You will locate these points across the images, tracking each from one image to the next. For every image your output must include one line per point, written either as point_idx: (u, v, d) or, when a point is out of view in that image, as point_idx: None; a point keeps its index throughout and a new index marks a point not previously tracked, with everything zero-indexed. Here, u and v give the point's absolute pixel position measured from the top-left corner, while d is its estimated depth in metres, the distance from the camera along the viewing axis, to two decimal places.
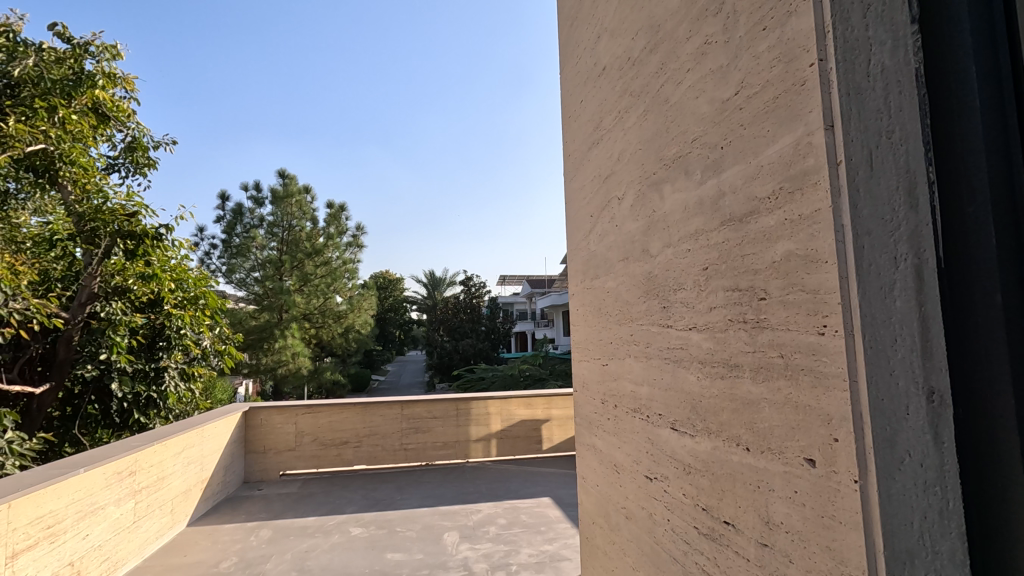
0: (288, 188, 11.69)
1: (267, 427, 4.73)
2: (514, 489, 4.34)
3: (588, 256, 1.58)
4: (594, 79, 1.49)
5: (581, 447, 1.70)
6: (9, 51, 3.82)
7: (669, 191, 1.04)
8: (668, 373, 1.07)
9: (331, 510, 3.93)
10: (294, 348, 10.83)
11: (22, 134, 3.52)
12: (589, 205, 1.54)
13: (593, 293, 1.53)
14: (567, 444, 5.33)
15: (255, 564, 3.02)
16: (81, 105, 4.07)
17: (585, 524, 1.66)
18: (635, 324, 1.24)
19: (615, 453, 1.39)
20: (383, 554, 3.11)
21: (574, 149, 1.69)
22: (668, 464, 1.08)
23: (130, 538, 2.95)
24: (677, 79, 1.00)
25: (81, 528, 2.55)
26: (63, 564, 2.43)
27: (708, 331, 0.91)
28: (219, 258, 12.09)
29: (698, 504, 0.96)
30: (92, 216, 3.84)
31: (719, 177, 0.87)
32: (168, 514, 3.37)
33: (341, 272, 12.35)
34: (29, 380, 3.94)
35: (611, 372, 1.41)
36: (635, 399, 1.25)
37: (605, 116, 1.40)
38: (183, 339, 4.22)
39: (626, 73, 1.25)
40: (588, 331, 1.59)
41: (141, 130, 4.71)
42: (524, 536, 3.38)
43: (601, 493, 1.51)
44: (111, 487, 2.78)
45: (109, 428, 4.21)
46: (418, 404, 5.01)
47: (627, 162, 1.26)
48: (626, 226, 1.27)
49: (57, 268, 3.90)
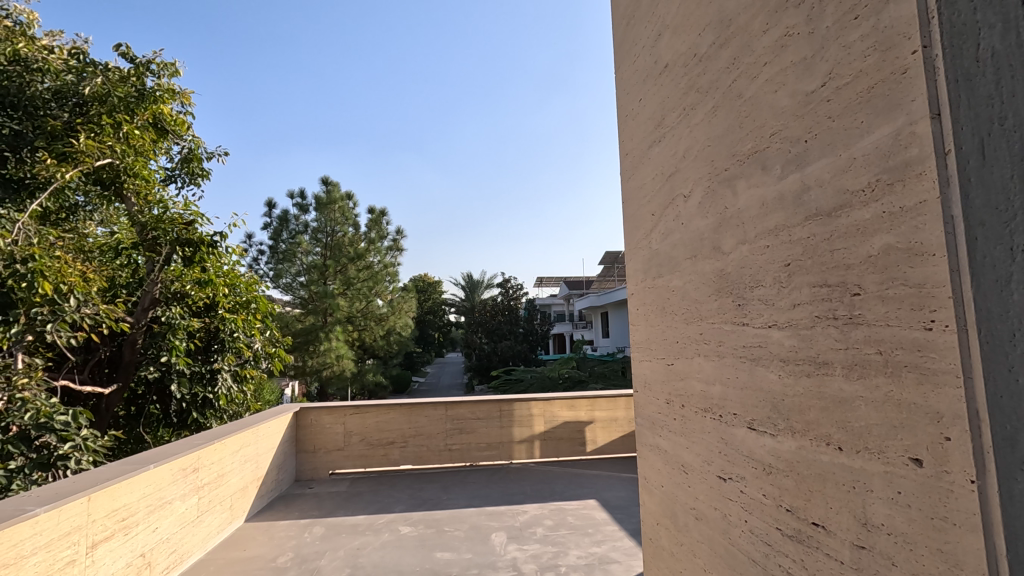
0: (331, 195, 12.02)
1: (318, 426, 4.86)
2: (560, 491, 4.32)
3: (650, 254, 1.57)
4: (654, 77, 1.48)
5: (642, 447, 1.69)
6: (78, 71, 4.12)
7: (744, 186, 1.03)
8: (744, 372, 1.06)
9: (381, 508, 4.01)
10: (338, 350, 11.06)
11: (91, 150, 3.78)
12: (651, 204, 1.53)
13: (656, 292, 1.52)
14: (611, 447, 5.27)
15: (310, 560, 3.11)
16: (143, 120, 4.29)
17: (648, 525, 1.65)
18: (704, 322, 1.22)
19: (682, 454, 1.37)
20: (433, 554, 3.15)
21: (631, 147, 1.69)
22: (745, 465, 1.07)
23: (194, 532, 3.09)
24: (751, 74, 0.99)
25: (151, 522, 2.69)
26: (136, 556, 2.57)
27: (792, 328, 0.90)
28: (267, 263, 12.55)
29: (781, 505, 0.95)
30: (153, 225, 4.02)
31: (803, 170, 0.85)
32: (228, 510, 3.51)
33: (382, 276, 12.63)
34: (97, 381, 4.14)
35: (676, 371, 1.39)
36: (705, 398, 1.23)
37: (668, 113, 1.38)
38: (236, 341, 4.40)
39: (692, 69, 1.24)
40: (650, 330, 1.57)
41: (196, 143, 4.89)
42: (572, 538, 3.36)
43: (666, 494, 1.49)
44: (177, 483, 2.92)
45: (169, 427, 4.47)
46: (462, 405, 5.07)
47: (693, 159, 1.25)
48: (693, 223, 1.26)
49: (122, 275, 4.15)
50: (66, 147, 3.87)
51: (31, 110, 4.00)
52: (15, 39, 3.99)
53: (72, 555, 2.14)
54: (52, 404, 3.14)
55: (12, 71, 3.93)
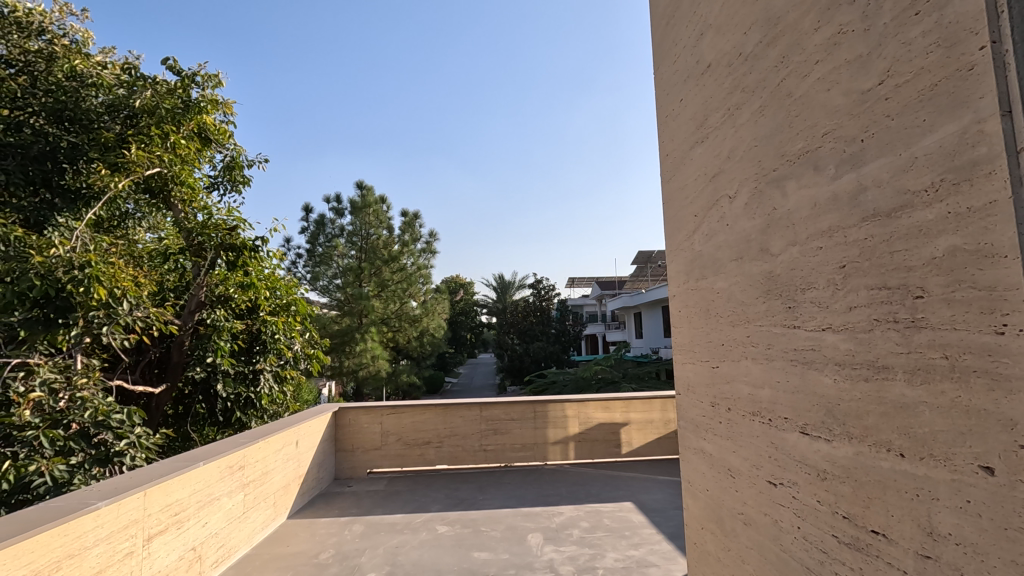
0: (366, 199, 12.31)
1: (356, 426, 4.97)
2: (595, 493, 4.30)
3: (693, 256, 1.55)
4: (697, 77, 1.46)
5: (685, 450, 1.68)
6: (130, 85, 4.31)
7: (794, 187, 1.01)
8: (796, 376, 1.04)
9: (418, 508, 4.07)
10: (373, 351, 11.23)
11: (141, 160, 3.94)
12: (693, 205, 1.52)
13: (699, 295, 1.50)
14: (647, 448, 5.20)
15: (351, 557, 3.18)
16: (188, 130, 4.45)
17: (693, 529, 1.64)
18: (752, 325, 1.20)
19: (729, 457, 1.35)
20: (470, 553, 3.19)
21: (672, 148, 1.67)
22: (797, 470, 1.05)
23: (240, 527, 3.21)
24: (802, 73, 0.97)
25: (201, 517, 2.80)
26: (188, 549, 2.68)
27: (847, 331, 0.88)
28: (305, 266, 12.90)
29: (837, 511, 0.92)
30: (198, 231, 4.18)
31: (859, 170, 0.84)
32: (271, 507, 3.62)
33: (415, 278, 12.82)
34: (148, 381, 4.33)
35: (722, 374, 1.38)
36: (753, 401, 1.21)
37: (711, 113, 1.37)
38: (277, 343, 4.53)
39: (737, 68, 1.23)
40: (694, 332, 1.56)
41: (238, 151, 5.02)
42: (608, 540, 3.34)
43: (711, 498, 1.48)
44: (224, 480, 3.03)
45: (214, 425, 4.64)
46: (496, 406, 5.10)
47: (738, 160, 1.23)
48: (739, 224, 1.24)
49: (170, 279, 4.34)
50: (118, 158, 4.06)
51: (87, 122, 4.22)
52: (73, 55, 4.26)
53: (130, 547, 2.25)
54: (108, 404, 3.32)
55: (70, 87, 4.17)
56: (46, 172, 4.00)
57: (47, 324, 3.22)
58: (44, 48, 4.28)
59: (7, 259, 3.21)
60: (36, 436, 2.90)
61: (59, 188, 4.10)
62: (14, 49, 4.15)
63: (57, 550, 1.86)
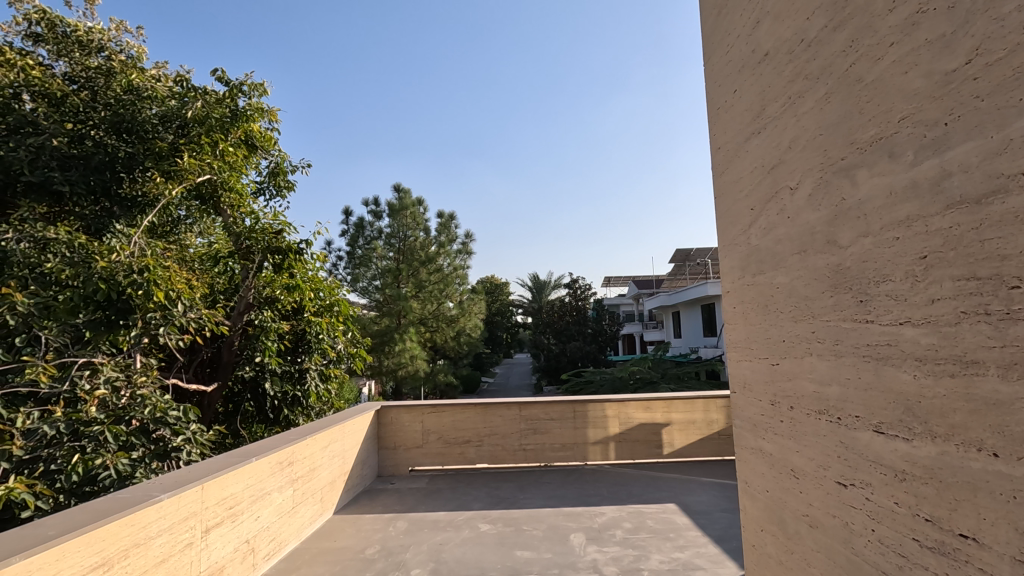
0: (403, 201, 12.55)
1: (398, 424, 5.05)
2: (637, 494, 4.24)
3: (749, 250, 1.51)
4: (752, 66, 1.43)
5: (741, 450, 1.64)
6: (182, 97, 4.47)
7: (865, 176, 0.97)
8: (868, 372, 1.00)
9: (460, 506, 4.10)
10: (412, 351, 11.40)
11: (193, 168, 4.14)
12: (749, 198, 1.48)
13: (756, 289, 1.46)
14: (690, 449, 5.09)
15: (396, 553, 3.24)
16: (235, 138, 4.62)
17: (751, 531, 1.60)
18: (817, 321, 1.16)
19: (792, 457, 1.31)
20: (513, 552, 3.19)
21: (725, 141, 1.64)
22: (871, 470, 1.01)
23: (290, 521, 3.31)
24: (874, 56, 0.94)
25: (254, 511, 2.90)
26: (243, 541, 2.78)
27: (930, 325, 0.84)
28: (346, 268, 13.21)
29: (918, 513, 0.88)
30: (247, 235, 4.35)
31: (942, 156, 0.80)
32: (318, 502, 3.72)
33: (452, 278, 12.98)
34: (201, 380, 4.51)
35: (783, 372, 1.33)
36: (818, 399, 1.18)
37: (769, 103, 1.33)
38: (321, 343, 4.66)
39: (799, 55, 1.19)
40: (750, 329, 1.52)
41: (282, 157, 5.16)
42: (653, 542, 3.29)
43: (772, 499, 1.44)
44: (275, 476, 3.13)
45: (262, 422, 4.81)
46: (536, 405, 5.09)
47: (800, 150, 1.19)
48: (802, 216, 1.20)
49: (220, 282, 4.51)
50: (172, 166, 4.26)
51: (142, 133, 4.39)
52: (129, 70, 4.48)
53: (190, 538, 2.35)
54: (166, 401, 3.47)
55: (127, 100, 4.35)
56: (105, 181, 4.22)
57: (109, 325, 3.38)
58: (103, 64, 4.53)
59: (72, 264, 3.38)
60: (101, 431, 3.03)
61: (117, 197, 4.33)
62: (76, 66, 4.47)
63: (124, 540, 1.96)
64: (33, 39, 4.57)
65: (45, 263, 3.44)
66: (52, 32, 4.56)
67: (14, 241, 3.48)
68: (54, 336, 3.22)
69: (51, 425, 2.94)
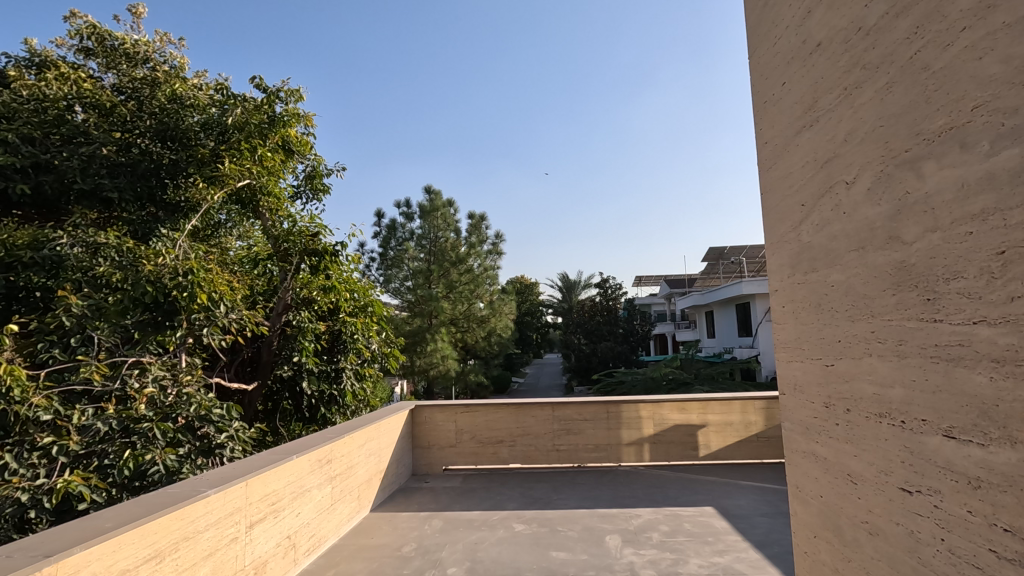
0: (434, 203, 12.69)
1: (432, 424, 5.10)
2: (674, 497, 4.17)
3: (800, 248, 1.46)
4: (803, 57, 1.38)
5: (791, 453, 1.60)
6: (221, 104, 4.64)
7: (932, 168, 0.93)
8: (937, 374, 0.95)
9: (494, 505, 4.11)
10: (443, 351, 11.50)
11: (234, 173, 4.24)
12: (799, 193, 1.44)
13: (809, 288, 1.41)
14: (728, 452, 4.97)
15: (432, 551, 3.26)
16: (274, 143, 4.73)
17: (803, 537, 1.55)
18: (877, 320, 1.12)
19: (848, 462, 1.27)
20: (549, 552, 3.18)
21: (772, 136, 1.59)
22: (940, 477, 0.96)
23: (329, 518, 3.37)
24: (943, 43, 0.90)
25: (295, 507, 2.96)
26: (284, 537, 2.85)
27: (1008, 325, 0.79)
28: (378, 269, 13.42)
29: (996, 523, 0.84)
30: (284, 238, 4.47)
31: (1021, 146, 0.75)
32: (356, 500, 3.78)
33: (482, 279, 13.06)
34: (242, 378, 4.64)
35: (838, 373, 1.29)
36: (879, 402, 1.13)
37: (822, 94, 1.29)
38: (356, 342, 4.74)
39: (855, 45, 1.15)
40: (802, 329, 1.47)
41: (318, 160, 5.24)
42: (690, 545, 3.23)
43: (827, 505, 1.39)
44: (314, 473, 3.19)
45: (300, 421, 4.92)
46: (569, 406, 5.06)
47: (858, 143, 1.15)
48: (859, 212, 1.16)
49: (260, 284, 4.63)
50: (213, 171, 4.39)
51: (185, 140, 4.53)
52: (173, 80, 4.63)
53: (235, 533, 2.42)
54: (210, 400, 3.59)
55: (171, 109, 4.50)
56: (151, 187, 4.40)
57: (156, 326, 3.53)
58: (149, 75, 4.68)
59: (121, 267, 3.52)
60: (150, 428, 3.16)
61: (162, 202, 4.50)
62: (124, 77, 4.65)
63: (174, 533, 2.03)
64: (85, 53, 4.80)
65: (97, 267, 3.59)
66: (102, 46, 4.78)
67: (68, 246, 3.63)
68: (106, 336, 3.34)
69: (104, 421, 3.09)
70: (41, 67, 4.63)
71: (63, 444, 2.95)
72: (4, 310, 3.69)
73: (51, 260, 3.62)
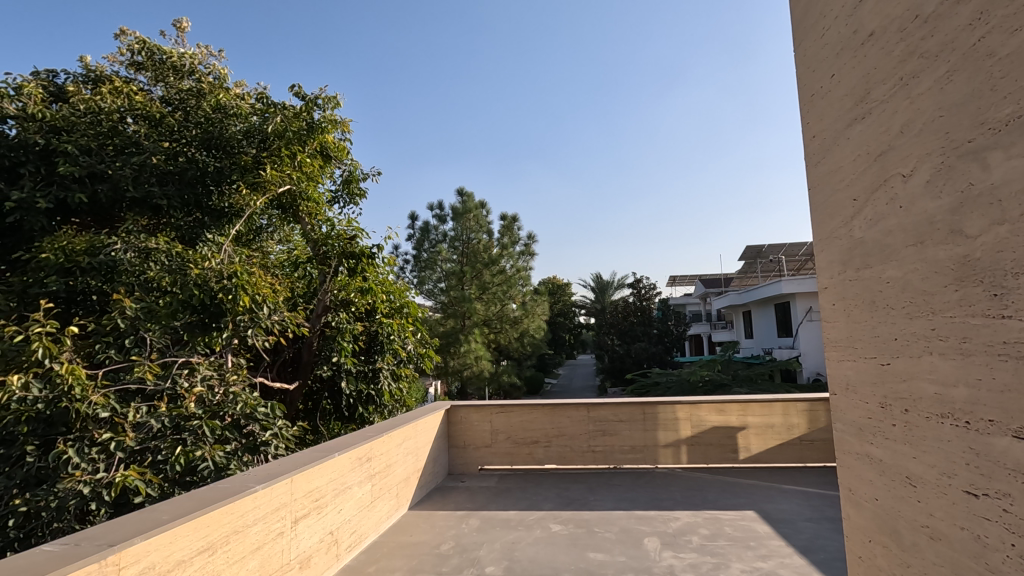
0: (467, 205, 12.81)
1: (467, 424, 5.15)
2: (713, 500, 4.10)
3: (851, 244, 1.42)
4: (853, 48, 1.35)
5: (844, 455, 1.55)
6: (262, 112, 4.79)
7: (999, 159, 0.90)
8: (1006, 373, 0.91)
9: (531, 505, 4.12)
10: (477, 351, 11.58)
11: (274, 180, 4.42)
12: (851, 188, 1.40)
13: (862, 285, 1.38)
14: (769, 455, 4.84)
15: (470, 550, 3.29)
16: (312, 149, 4.86)
17: (857, 542, 1.51)
18: (938, 317, 1.08)
19: (907, 464, 1.23)
20: (586, 553, 3.16)
21: (820, 129, 1.56)
22: (1009, 479, 0.93)
23: (369, 515, 3.44)
24: (1009, 28, 0.87)
25: (337, 504, 3.04)
26: (328, 533, 2.92)
27: None
28: (412, 271, 13.60)
29: None
30: (323, 241, 4.54)
31: None
32: (395, 498, 3.85)
33: (515, 280, 13.10)
34: (283, 378, 4.78)
35: (895, 372, 1.25)
36: (940, 402, 1.09)
37: (875, 85, 1.26)
38: (392, 343, 4.83)
39: (911, 33, 1.12)
40: (854, 327, 1.43)
41: (354, 165, 5.36)
42: (732, 549, 3.17)
43: (883, 508, 1.35)
44: (355, 471, 3.27)
45: (339, 420, 5.03)
46: (604, 407, 5.02)
47: (915, 134, 1.12)
48: (917, 205, 1.12)
49: (300, 286, 4.73)
50: (256, 178, 4.53)
51: (229, 148, 4.69)
52: (217, 91, 4.83)
53: (281, 527, 2.50)
54: (255, 398, 3.73)
55: (216, 118, 4.68)
56: (197, 195, 4.57)
57: (204, 328, 3.64)
58: (194, 86, 4.87)
59: (170, 271, 3.65)
60: (199, 425, 3.30)
61: (208, 208, 4.66)
62: (172, 90, 4.85)
63: (225, 526, 2.11)
64: (135, 67, 5.03)
65: (148, 271, 3.74)
66: (151, 60, 5.01)
67: (122, 251, 3.75)
68: (156, 337, 3.51)
69: (157, 419, 3.24)
70: (97, 82, 4.83)
71: (120, 440, 3.10)
72: (65, 313, 3.93)
73: (105, 266, 3.76)
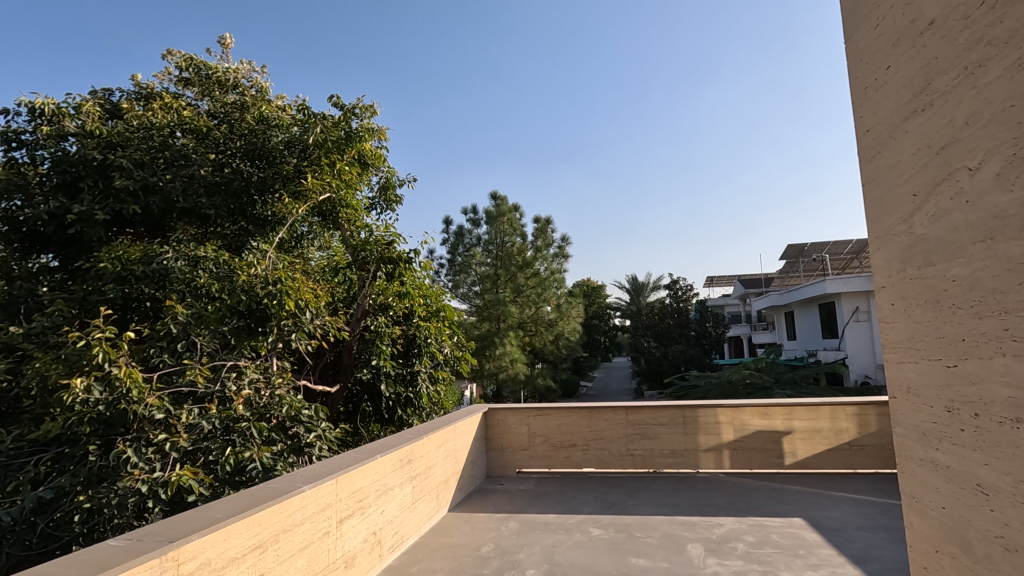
0: (500, 208, 12.87)
1: (505, 426, 5.16)
2: (758, 506, 3.99)
3: (911, 241, 1.37)
4: (911, 38, 1.30)
5: (906, 461, 1.49)
6: (303, 123, 4.92)
7: None
8: None
9: (570, 509, 4.10)
10: (512, 354, 11.61)
11: (315, 188, 4.51)
12: (910, 182, 1.35)
13: (924, 283, 1.32)
14: (816, 461, 4.68)
15: (511, 552, 3.29)
16: (351, 157, 4.97)
17: (921, 551, 1.45)
18: (1012, 317, 1.03)
19: (978, 471, 1.17)
20: (628, 559, 3.12)
21: (875, 123, 1.51)
22: None
23: (411, 516, 3.49)
24: None
25: (380, 505, 3.09)
26: (371, 533, 2.98)
27: None
28: (447, 275, 13.73)
29: None
30: (362, 247, 4.64)
31: None
32: (435, 500, 3.89)
33: (549, 282, 13.06)
34: (325, 380, 4.88)
35: (963, 375, 1.19)
36: (1015, 406, 1.04)
37: (936, 76, 1.21)
38: (430, 346, 4.88)
39: (978, 19, 1.07)
40: (915, 327, 1.38)
41: (391, 172, 5.47)
42: (780, 558, 3.07)
43: (950, 517, 1.29)
44: (397, 473, 3.32)
45: (379, 422, 5.12)
46: (643, 410, 4.95)
47: (982, 125, 1.07)
48: (985, 199, 1.07)
49: (341, 291, 4.84)
50: (298, 187, 4.66)
51: (271, 158, 4.85)
52: (260, 104, 5.02)
53: (327, 527, 2.56)
54: (299, 401, 3.81)
55: (259, 129, 4.86)
56: (242, 204, 4.74)
57: (250, 332, 3.75)
58: (238, 100, 5.12)
59: (219, 278, 3.84)
60: (247, 427, 3.42)
61: (252, 216, 4.83)
62: (217, 104, 5.10)
63: (275, 525, 2.18)
64: (184, 84, 5.26)
65: (198, 278, 3.90)
66: (198, 76, 5.25)
67: (173, 259, 3.90)
68: (207, 342, 3.65)
69: (209, 420, 3.37)
70: (149, 99, 5.04)
71: (174, 440, 3.25)
72: (122, 318, 4.13)
73: (157, 273, 3.87)
